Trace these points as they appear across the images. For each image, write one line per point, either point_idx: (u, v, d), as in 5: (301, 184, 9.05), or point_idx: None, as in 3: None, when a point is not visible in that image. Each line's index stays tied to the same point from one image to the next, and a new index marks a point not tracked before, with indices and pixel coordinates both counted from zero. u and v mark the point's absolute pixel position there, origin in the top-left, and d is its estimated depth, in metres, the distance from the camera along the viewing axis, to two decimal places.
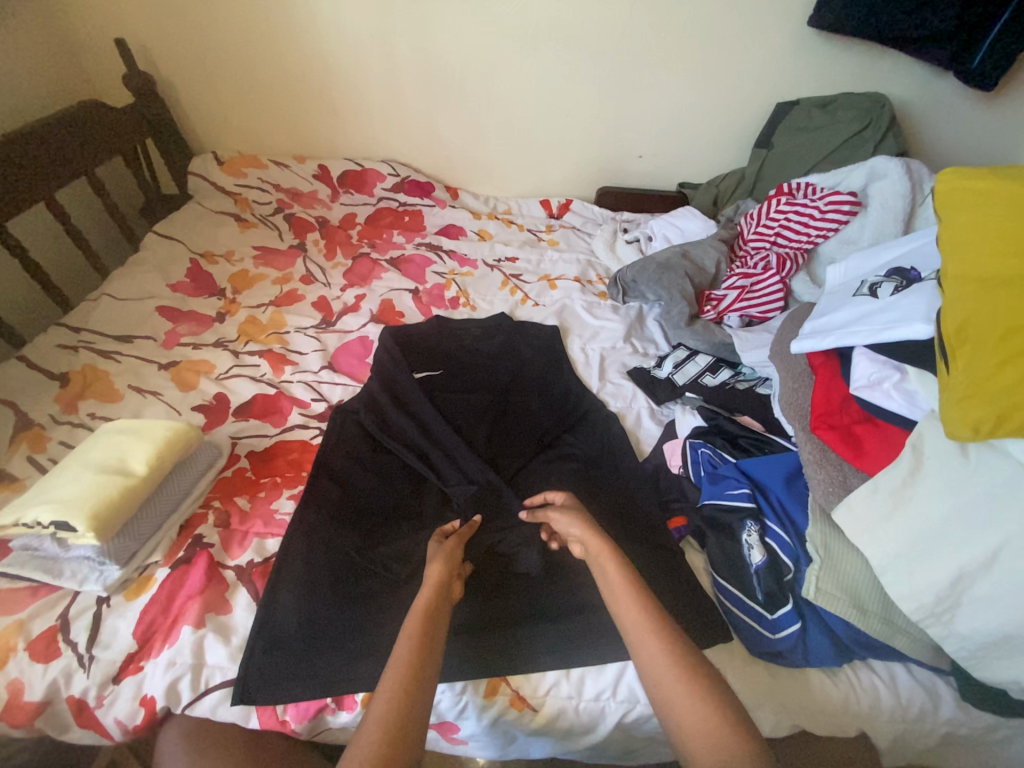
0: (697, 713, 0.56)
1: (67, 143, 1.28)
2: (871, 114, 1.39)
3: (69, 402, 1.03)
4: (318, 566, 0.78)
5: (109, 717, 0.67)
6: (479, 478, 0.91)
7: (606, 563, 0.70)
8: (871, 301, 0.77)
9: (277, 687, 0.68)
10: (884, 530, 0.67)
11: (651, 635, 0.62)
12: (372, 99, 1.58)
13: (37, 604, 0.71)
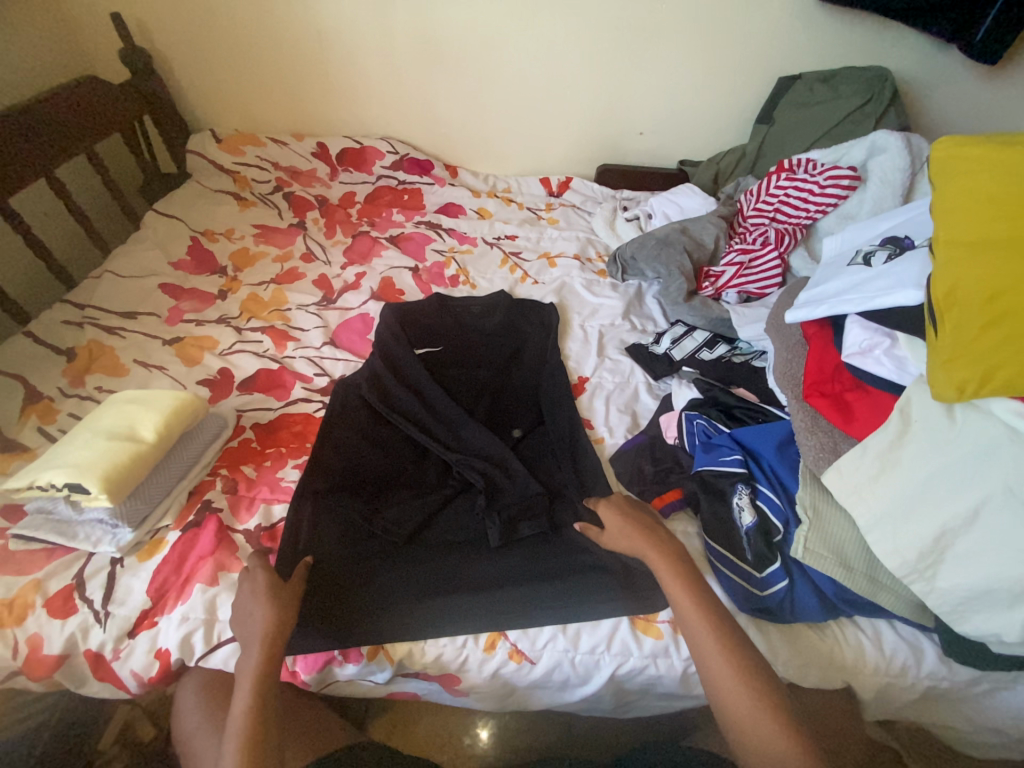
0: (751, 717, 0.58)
1: (66, 120, 1.28)
2: (873, 88, 1.38)
3: (76, 376, 1.05)
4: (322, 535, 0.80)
5: (125, 669, 0.71)
6: (485, 451, 0.93)
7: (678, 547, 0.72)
8: (864, 269, 0.78)
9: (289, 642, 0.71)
10: (872, 490, 0.69)
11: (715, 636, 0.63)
12: (370, 75, 1.56)
13: (52, 564, 0.74)
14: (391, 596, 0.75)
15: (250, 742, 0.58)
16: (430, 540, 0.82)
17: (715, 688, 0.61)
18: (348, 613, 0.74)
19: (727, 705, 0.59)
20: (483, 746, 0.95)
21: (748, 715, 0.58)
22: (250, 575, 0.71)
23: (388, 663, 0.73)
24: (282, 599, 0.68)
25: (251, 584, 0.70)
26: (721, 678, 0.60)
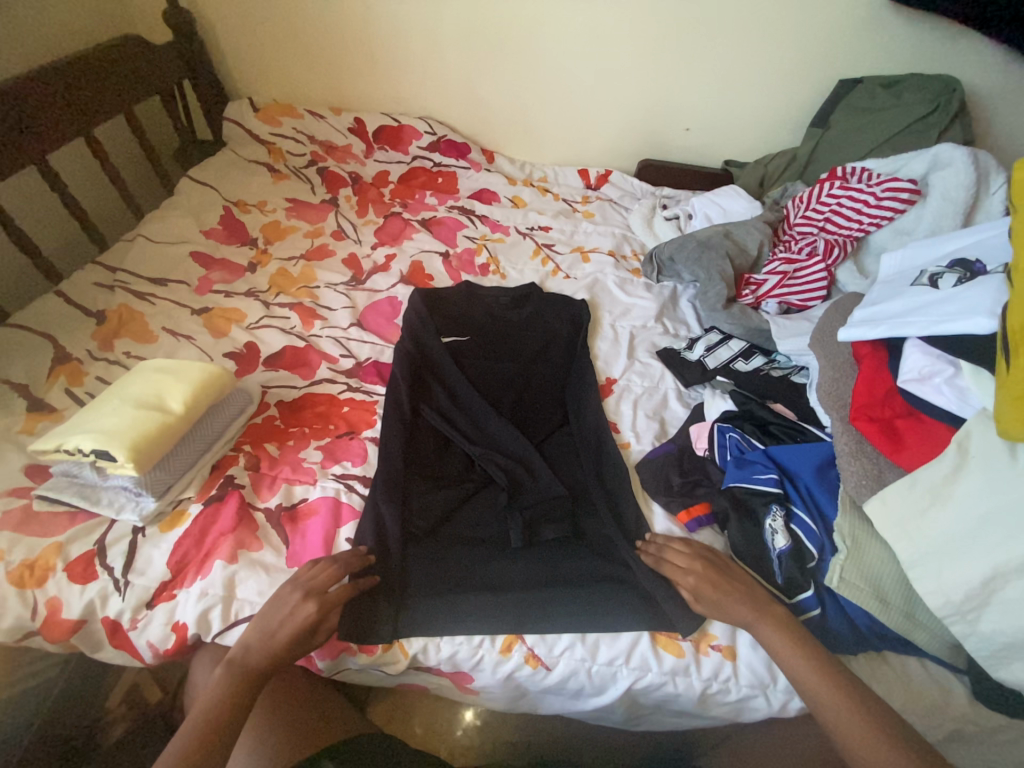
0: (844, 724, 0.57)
1: (108, 79, 1.27)
2: (939, 98, 1.31)
3: (105, 340, 1.04)
4: (365, 521, 0.78)
5: (142, 639, 0.70)
6: (507, 446, 0.92)
7: None
8: (930, 291, 0.73)
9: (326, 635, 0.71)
10: (917, 525, 0.67)
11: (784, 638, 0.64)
12: (414, 51, 1.52)
13: (75, 529, 0.74)
14: (408, 591, 0.74)
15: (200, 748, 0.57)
16: (449, 532, 0.81)
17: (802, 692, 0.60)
18: (377, 615, 0.72)
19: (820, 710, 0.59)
20: (463, 731, 0.94)
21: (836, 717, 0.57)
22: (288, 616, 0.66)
23: (402, 656, 0.72)
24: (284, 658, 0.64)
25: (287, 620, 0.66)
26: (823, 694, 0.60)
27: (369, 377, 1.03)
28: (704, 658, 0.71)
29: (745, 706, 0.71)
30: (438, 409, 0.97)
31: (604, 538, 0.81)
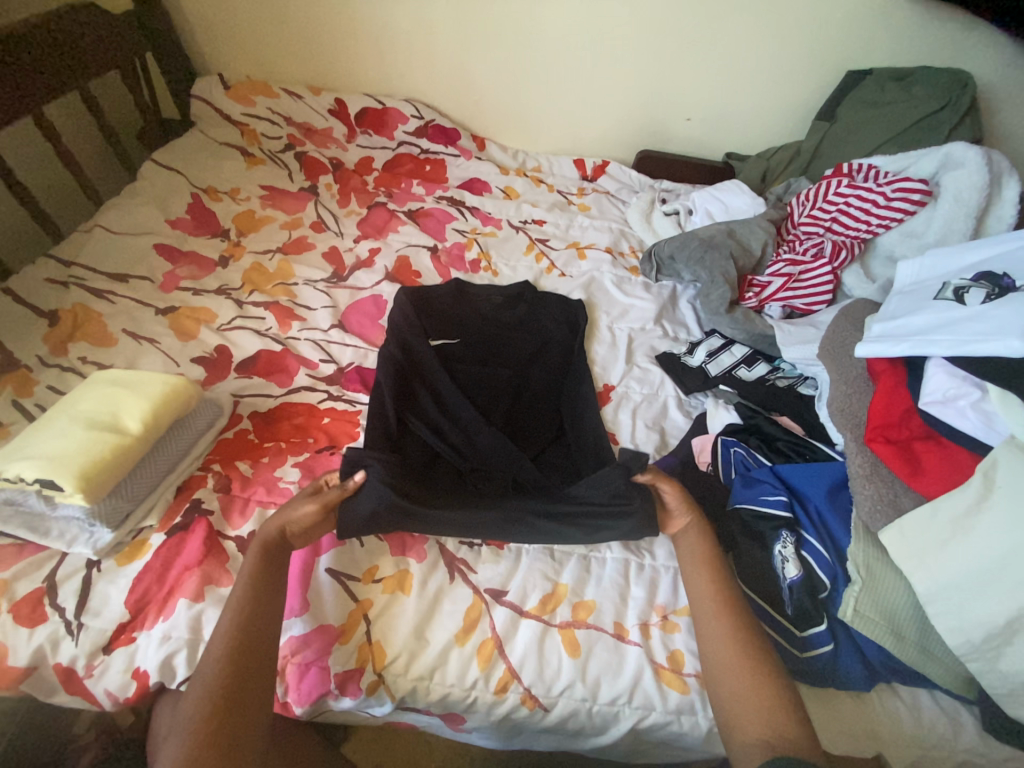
0: (750, 692, 0.59)
1: (59, 49, 1.14)
2: (950, 93, 1.25)
3: (58, 344, 0.95)
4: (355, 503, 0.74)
5: (99, 687, 0.63)
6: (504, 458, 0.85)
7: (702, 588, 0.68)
8: (955, 307, 0.69)
9: (303, 687, 0.65)
10: (937, 556, 0.63)
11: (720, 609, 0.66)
12: (400, 28, 1.41)
13: (21, 564, 0.66)
14: (393, 629, 0.68)
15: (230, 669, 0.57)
16: (450, 552, 0.75)
17: (714, 660, 0.63)
18: (361, 660, 0.66)
19: (729, 675, 0.61)
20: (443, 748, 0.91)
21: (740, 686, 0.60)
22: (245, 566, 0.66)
23: (388, 698, 0.66)
24: (258, 616, 0.61)
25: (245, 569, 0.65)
26: (727, 658, 0.62)
27: (352, 384, 0.96)
28: None
29: None
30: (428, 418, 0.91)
31: (590, 515, 0.75)
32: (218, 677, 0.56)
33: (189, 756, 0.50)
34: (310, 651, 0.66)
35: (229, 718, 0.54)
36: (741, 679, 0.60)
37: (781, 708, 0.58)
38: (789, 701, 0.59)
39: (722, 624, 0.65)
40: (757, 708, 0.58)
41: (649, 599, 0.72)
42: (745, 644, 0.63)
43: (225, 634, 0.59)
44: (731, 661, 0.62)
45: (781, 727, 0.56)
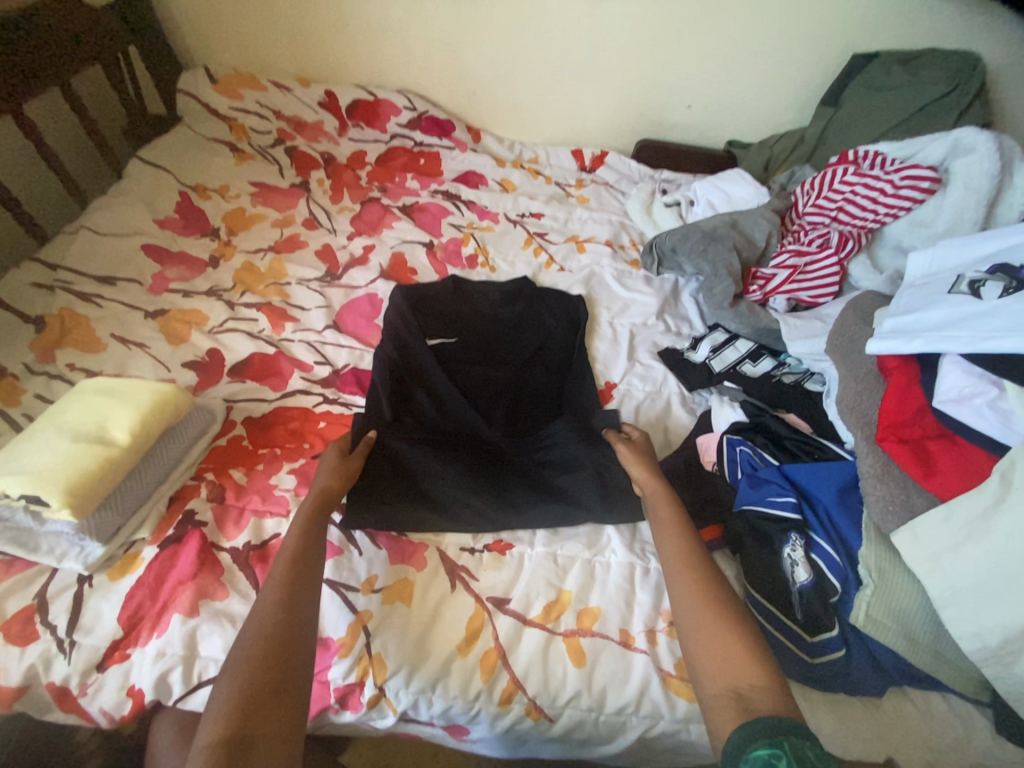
0: (717, 642, 0.58)
1: (37, 43, 1.10)
2: (960, 76, 1.22)
3: (46, 350, 0.93)
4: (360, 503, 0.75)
5: (94, 705, 0.62)
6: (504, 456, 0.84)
7: (670, 550, 0.67)
8: (971, 301, 0.66)
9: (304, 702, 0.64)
10: (952, 560, 0.61)
11: (686, 569, 0.65)
12: (390, 16, 1.37)
13: (11, 581, 0.65)
14: (394, 641, 0.66)
15: (274, 639, 0.55)
16: (451, 560, 0.73)
17: (682, 615, 0.62)
18: (361, 674, 0.65)
19: (693, 629, 0.60)
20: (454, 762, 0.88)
21: (705, 639, 0.58)
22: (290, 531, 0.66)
23: (390, 712, 0.65)
24: (305, 574, 0.61)
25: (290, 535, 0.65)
26: (693, 612, 0.61)
27: (348, 387, 0.94)
28: None
29: None
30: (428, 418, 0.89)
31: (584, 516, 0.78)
32: (260, 645, 0.55)
33: (238, 699, 0.50)
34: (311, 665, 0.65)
35: (270, 688, 0.52)
36: (706, 630, 0.59)
37: (746, 655, 0.56)
38: (760, 653, 0.57)
39: (687, 579, 0.64)
40: (726, 655, 0.56)
41: (656, 605, 0.71)
42: (710, 595, 0.62)
43: (271, 602, 0.58)
44: (694, 616, 0.61)
45: (750, 676, 0.54)
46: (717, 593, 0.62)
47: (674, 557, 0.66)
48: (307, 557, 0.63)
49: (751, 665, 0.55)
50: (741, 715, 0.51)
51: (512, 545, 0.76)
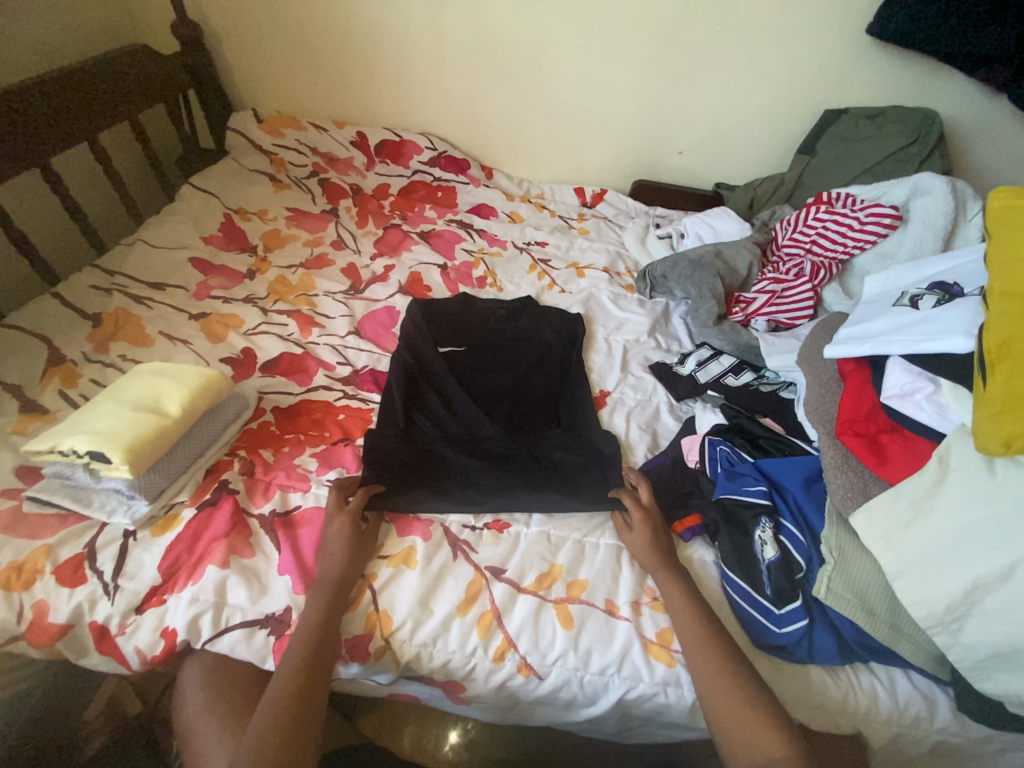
0: (739, 716, 0.62)
1: (115, 88, 1.28)
2: (919, 130, 1.37)
3: (101, 342, 1.04)
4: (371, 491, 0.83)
5: (130, 645, 0.69)
6: (505, 449, 0.93)
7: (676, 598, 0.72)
8: (910, 311, 0.77)
9: None
10: (902, 537, 0.68)
11: (702, 642, 0.68)
12: (418, 70, 1.57)
13: (66, 531, 0.73)
14: (399, 599, 0.73)
15: (308, 666, 0.64)
16: (454, 534, 0.81)
17: (708, 692, 0.65)
18: (368, 627, 0.72)
19: (715, 706, 0.64)
20: (450, 748, 0.90)
21: (732, 716, 0.62)
22: (305, 613, 0.69)
23: (393, 666, 0.71)
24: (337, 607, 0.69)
25: (307, 617, 0.68)
26: (713, 685, 0.65)
27: (366, 384, 1.04)
28: None
29: None
30: (438, 418, 0.98)
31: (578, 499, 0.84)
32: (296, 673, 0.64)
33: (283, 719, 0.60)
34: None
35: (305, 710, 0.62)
36: (731, 710, 0.63)
37: (773, 734, 0.61)
38: (779, 724, 0.62)
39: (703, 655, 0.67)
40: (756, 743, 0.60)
41: (640, 581, 0.78)
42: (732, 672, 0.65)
43: (306, 634, 0.66)
44: (718, 682, 0.65)
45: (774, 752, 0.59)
46: (731, 660, 0.66)
47: (692, 632, 0.69)
48: (319, 654, 0.65)
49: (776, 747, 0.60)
50: None
51: (509, 524, 0.84)
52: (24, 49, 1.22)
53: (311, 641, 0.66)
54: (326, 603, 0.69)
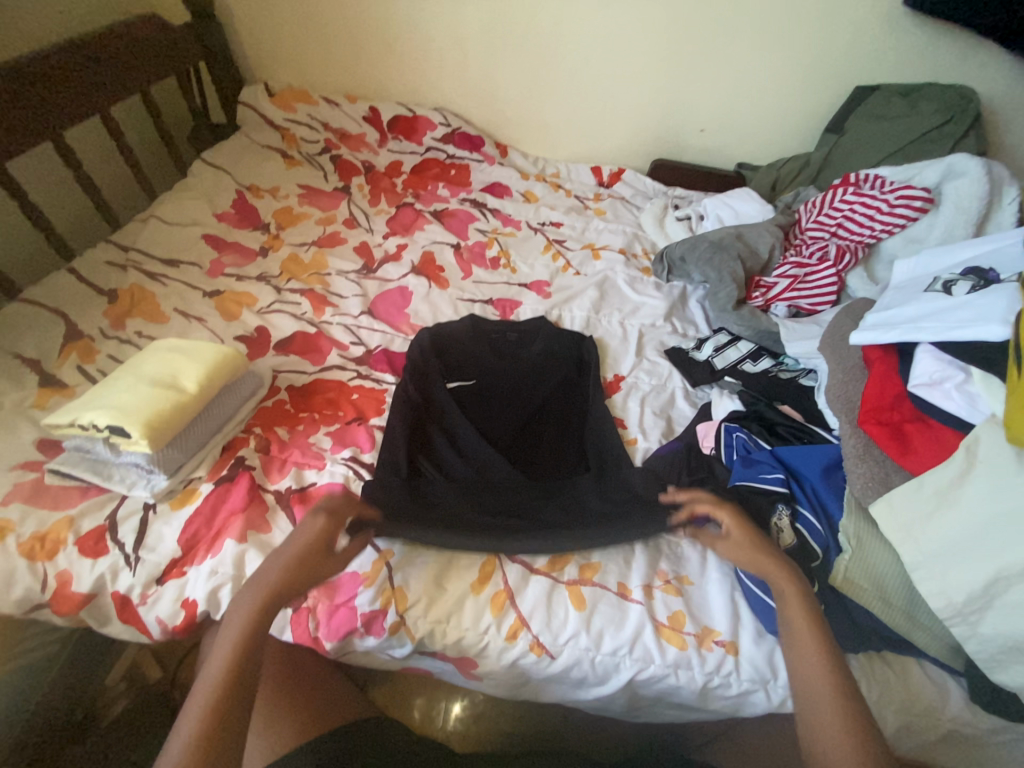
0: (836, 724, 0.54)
1: (126, 60, 1.26)
2: (955, 108, 1.31)
3: (117, 318, 1.05)
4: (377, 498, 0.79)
5: (151, 615, 0.70)
6: (524, 502, 0.82)
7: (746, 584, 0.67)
8: (942, 298, 0.74)
9: (333, 628, 0.71)
10: (922, 527, 0.68)
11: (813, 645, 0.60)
12: (433, 42, 1.52)
13: (87, 503, 0.75)
14: (414, 577, 0.74)
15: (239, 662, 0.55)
16: None
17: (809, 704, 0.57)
18: (384, 606, 0.72)
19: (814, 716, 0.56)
20: (455, 722, 0.92)
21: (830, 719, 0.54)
22: (215, 655, 0.56)
23: (409, 640, 0.72)
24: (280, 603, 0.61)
25: (244, 609, 0.60)
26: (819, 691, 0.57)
27: (379, 365, 1.04)
28: (708, 652, 0.71)
29: (746, 701, 0.72)
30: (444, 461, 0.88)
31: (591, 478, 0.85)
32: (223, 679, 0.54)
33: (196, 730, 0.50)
34: (342, 593, 0.73)
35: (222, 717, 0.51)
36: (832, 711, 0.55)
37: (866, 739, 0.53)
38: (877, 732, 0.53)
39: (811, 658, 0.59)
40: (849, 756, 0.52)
41: (653, 566, 0.78)
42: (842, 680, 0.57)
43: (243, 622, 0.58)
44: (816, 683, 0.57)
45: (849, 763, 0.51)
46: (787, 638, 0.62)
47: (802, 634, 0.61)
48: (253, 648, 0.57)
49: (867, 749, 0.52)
50: None
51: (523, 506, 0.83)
52: (34, 19, 1.20)
53: (220, 688, 0.53)
54: (243, 636, 0.57)
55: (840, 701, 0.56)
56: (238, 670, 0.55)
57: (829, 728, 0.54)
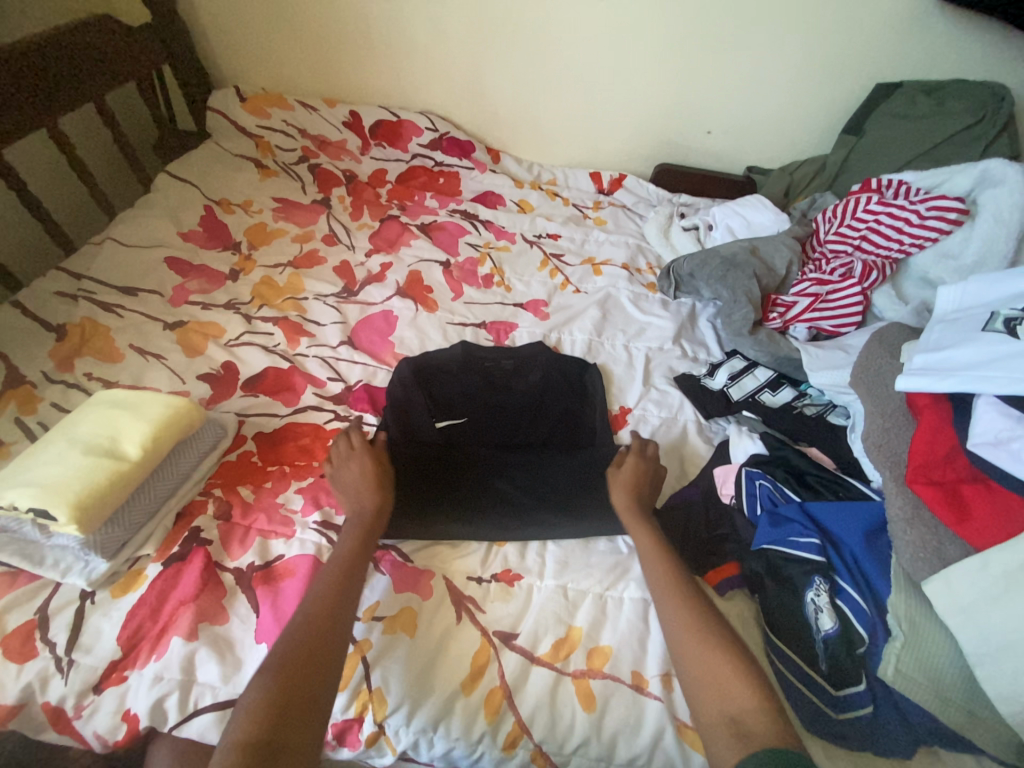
0: (729, 685, 0.56)
1: (76, 67, 1.14)
2: (986, 108, 1.20)
3: (65, 359, 0.94)
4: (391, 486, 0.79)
5: (88, 729, 0.60)
6: (527, 526, 0.76)
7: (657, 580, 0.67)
8: (1009, 341, 0.65)
9: None
10: (987, 614, 0.57)
11: (668, 592, 0.65)
12: (416, 40, 1.40)
13: (13, 594, 0.64)
14: (395, 675, 0.64)
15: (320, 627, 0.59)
16: (458, 590, 0.71)
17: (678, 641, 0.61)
18: (360, 715, 0.63)
19: (684, 661, 0.59)
20: None
21: (706, 664, 0.58)
22: (298, 619, 0.60)
23: (389, 750, 0.63)
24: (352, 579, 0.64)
25: (322, 578, 0.64)
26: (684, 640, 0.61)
27: (360, 404, 0.93)
28: None
29: None
30: (441, 485, 0.80)
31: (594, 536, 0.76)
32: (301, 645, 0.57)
33: (277, 691, 0.53)
34: None
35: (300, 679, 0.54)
36: (702, 655, 0.59)
37: (741, 681, 0.56)
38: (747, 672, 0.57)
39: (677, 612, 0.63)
40: (728, 692, 0.55)
41: None
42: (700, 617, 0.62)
43: (324, 588, 0.63)
44: (689, 642, 0.60)
45: (742, 699, 0.54)
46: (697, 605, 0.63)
47: (665, 585, 0.66)
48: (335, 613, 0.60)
49: (746, 690, 0.55)
50: (737, 740, 0.51)
51: (521, 576, 0.73)
52: None
53: (304, 653, 0.56)
54: (325, 603, 0.61)
55: (738, 662, 0.57)
56: (320, 639, 0.58)
57: (720, 678, 0.56)
